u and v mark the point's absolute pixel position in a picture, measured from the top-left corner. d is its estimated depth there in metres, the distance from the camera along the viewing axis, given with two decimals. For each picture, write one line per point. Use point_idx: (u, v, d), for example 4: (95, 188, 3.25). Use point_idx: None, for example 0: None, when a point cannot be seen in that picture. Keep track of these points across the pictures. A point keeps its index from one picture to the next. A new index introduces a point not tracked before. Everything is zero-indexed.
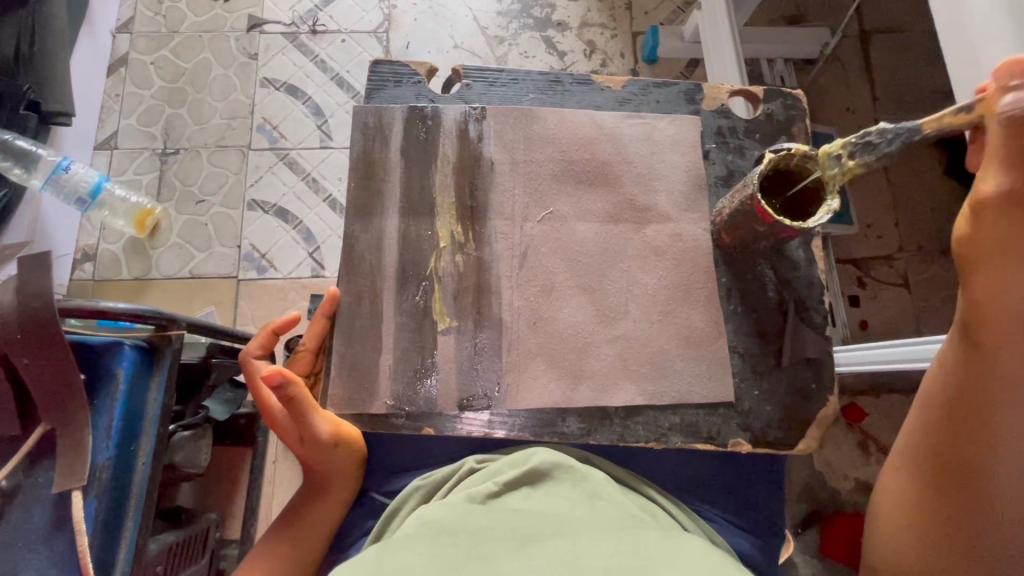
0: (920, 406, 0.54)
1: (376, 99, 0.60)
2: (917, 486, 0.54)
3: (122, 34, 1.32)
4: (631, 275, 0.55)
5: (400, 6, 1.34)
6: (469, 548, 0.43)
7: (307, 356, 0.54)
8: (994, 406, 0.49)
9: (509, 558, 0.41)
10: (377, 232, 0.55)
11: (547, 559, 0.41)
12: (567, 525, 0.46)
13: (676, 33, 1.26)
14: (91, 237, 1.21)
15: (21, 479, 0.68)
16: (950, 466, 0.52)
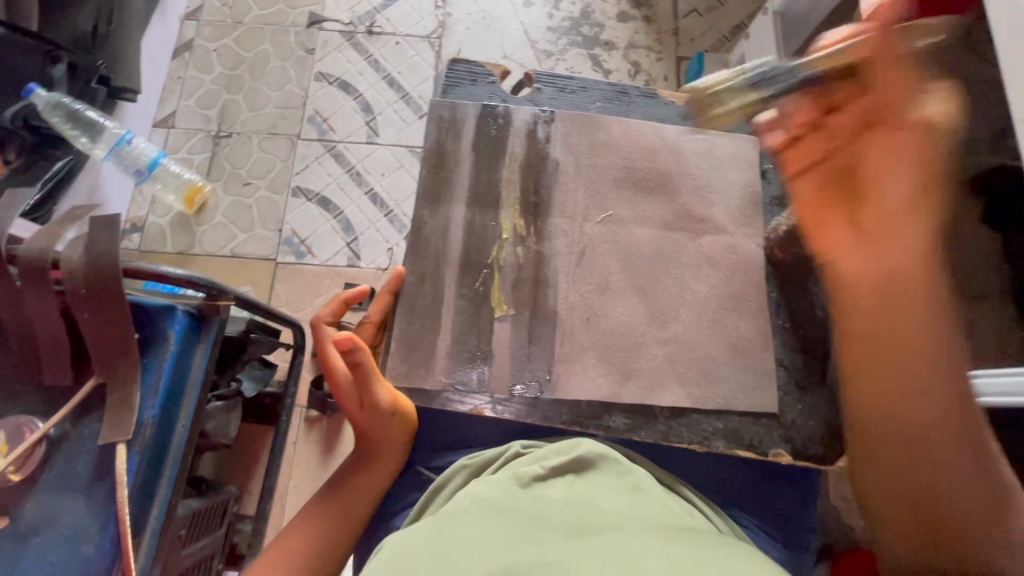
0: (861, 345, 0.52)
1: (452, 94, 0.66)
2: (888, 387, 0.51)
3: (189, 21, 1.39)
4: (684, 281, 0.59)
5: (454, 14, 1.39)
6: (523, 531, 0.44)
7: (370, 328, 0.57)
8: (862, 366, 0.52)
9: (562, 542, 0.42)
10: (444, 219, 0.59)
11: (610, 555, 0.40)
12: (617, 519, 0.46)
13: (721, 61, 1.29)
14: (141, 210, 1.25)
15: (68, 429, 0.69)
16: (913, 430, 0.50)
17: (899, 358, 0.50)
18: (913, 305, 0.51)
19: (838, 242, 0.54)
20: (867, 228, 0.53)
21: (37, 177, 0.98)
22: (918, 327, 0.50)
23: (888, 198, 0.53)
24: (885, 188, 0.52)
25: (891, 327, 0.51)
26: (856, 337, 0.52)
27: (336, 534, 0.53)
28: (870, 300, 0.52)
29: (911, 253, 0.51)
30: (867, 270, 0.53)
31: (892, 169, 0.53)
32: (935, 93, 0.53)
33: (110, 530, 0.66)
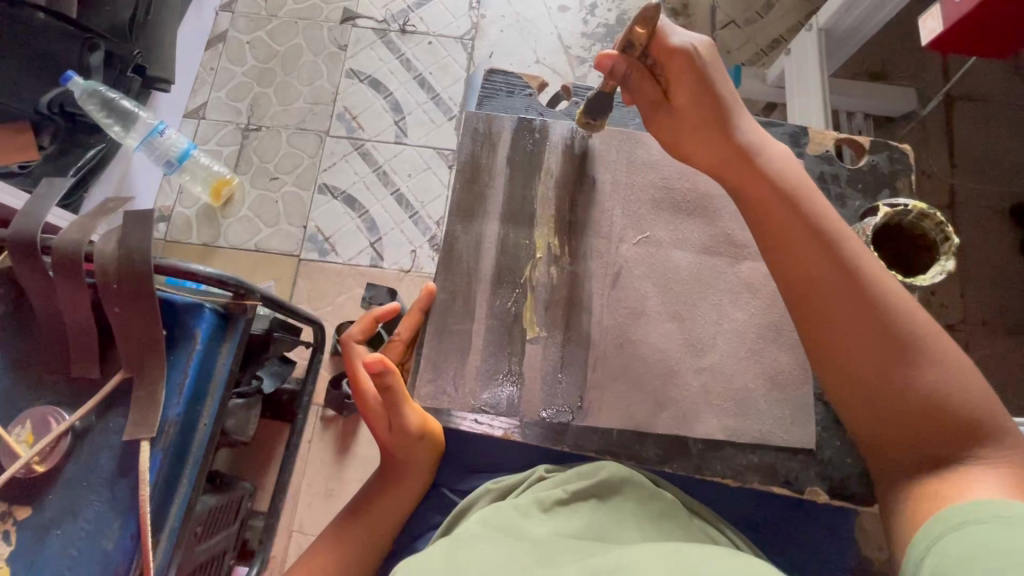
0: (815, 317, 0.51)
1: (488, 106, 0.66)
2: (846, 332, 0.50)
3: (224, 12, 1.39)
4: (722, 308, 0.57)
5: (488, 16, 1.37)
6: (537, 553, 0.43)
7: (399, 346, 0.57)
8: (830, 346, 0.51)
9: (573, 563, 0.42)
10: (477, 234, 0.59)
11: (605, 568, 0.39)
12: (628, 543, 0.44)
13: (758, 76, 1.26)
14: (168, 199, 1.25)
15: (94, 422, 0.67)
16: (871, 370, 0.49)
17: (830, 293, 0.50)
18: (802, 225, 0.52)
19: (744, 180, 0.55)
20: (748, 164, 0.54)
21: (70, 164, 0.99)
22: (828, 246, 0.51)
23: (944, 234, 0.54)
24: (944, 223, 0.54)
25: (805, 259, 0.52)
26: (790, 277, 0.52)
27: (360, 549, 0.56)
28: (773, 235, 0.53)
29: (776, 184, 0.54)
30: (764, 198, 0.54)
31: (698, 123, 0.55)
32: (684, 42, 0.52)
33: (131, 526, 0.65)
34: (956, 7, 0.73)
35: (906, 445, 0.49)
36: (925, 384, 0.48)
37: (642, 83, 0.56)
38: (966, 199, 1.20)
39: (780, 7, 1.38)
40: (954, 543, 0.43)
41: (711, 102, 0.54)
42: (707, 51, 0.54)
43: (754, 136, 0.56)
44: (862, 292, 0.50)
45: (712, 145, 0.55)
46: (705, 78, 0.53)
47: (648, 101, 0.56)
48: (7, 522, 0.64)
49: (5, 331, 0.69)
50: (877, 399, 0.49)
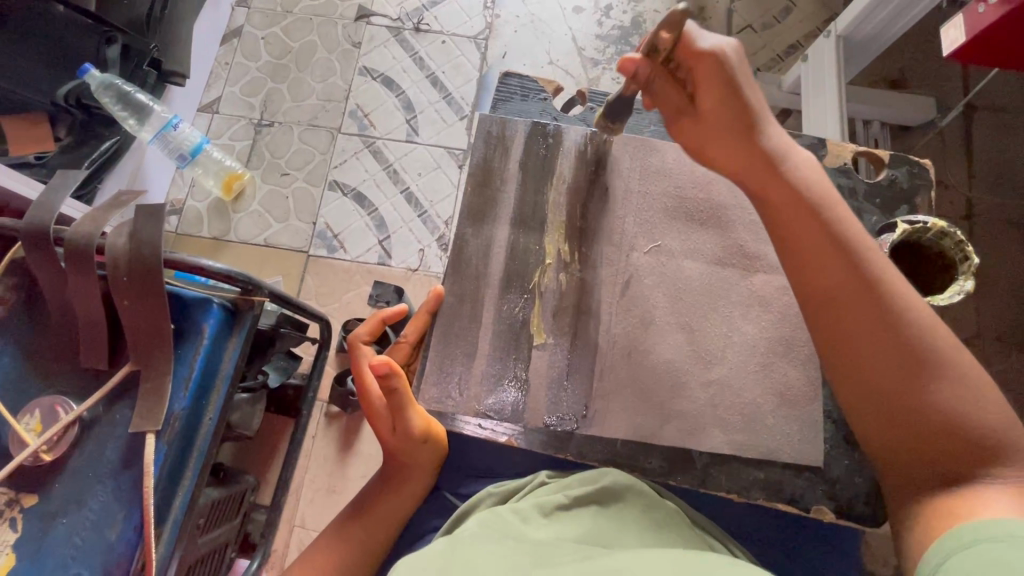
0: (829, 307, 0.51)
1: (502, 109, 0.67)
2: (863, 325, 0.49)
3: (240, 8, 1.40)
4: (732, 320, 0.57)
5: (503, 16, 1.37)
6: (536, 553, 0.43)
7: (406, 348, 0.59)
8: (843, 338, 0.50)
9: (573, 562, 0.42)
10: (487, 239, 0.60)
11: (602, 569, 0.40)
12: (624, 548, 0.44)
13: (773, 82, 1.24)
14: (180, 192, 1.26)
15: (101, 413, 0.68)
16: (889, 385, 0.49)
17: (850, 306, 0.50)
18: (824, 236, 0.51)
19: (766, 189, 0.53)
20: (771, 172, 0.53)
21: (86, 155, 1.01)
22: (851, 258, 0.50)
23: (964, 253, 0.54)
24: (964, 243, 0.53)
25: (827, 270, 0.51)
26: (811, 288, 0.51)
27: (360, 552, 0.57)
28: (793, 247, 0.52)
29: (799, 193, 0.52)
30: (786, 208, 0.52)
31: (719, 131, 0.53)
32: (712, 45, 0.51)
33: (135, 518, 0.65)
34: (978, 19, 0.72)
35: (919, 462, 0.48)
36: (942, 403, 0.47)
37: (664, 85, 0.55)
38: (983, 211, 1.18)
39: (798, 13, 1.36)
40: (964, 560, 0.43)
41: (736, 110, 0.53)
42: (734, 57, 0.52)
43: (781, 142, 0.54)
44: (885, 306, 0.49)
45: (734, 153, 0.54)
46: (732, 85, 0.52)
47: (672, 105, 0.56)
48: (15, 509, 0.65)
49: (17, 320, 0.70)
50: (893, 414, 0.49)
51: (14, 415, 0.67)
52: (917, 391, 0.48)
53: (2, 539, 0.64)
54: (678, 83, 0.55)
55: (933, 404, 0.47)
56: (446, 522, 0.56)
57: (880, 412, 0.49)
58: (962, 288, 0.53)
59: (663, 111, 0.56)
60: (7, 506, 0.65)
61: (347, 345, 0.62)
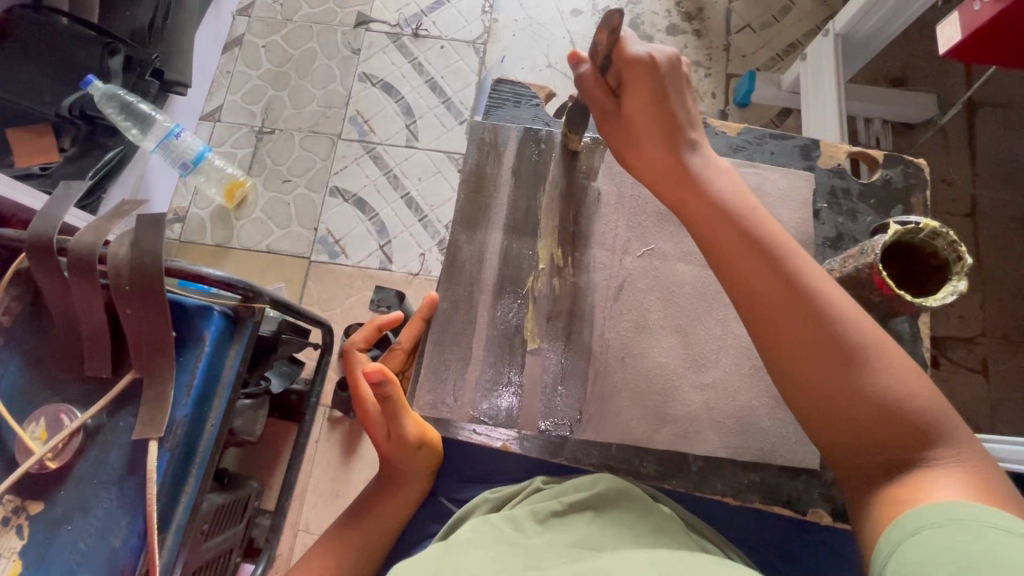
0: (749, 298, 0.50)
1: (496, 115, 0.67)
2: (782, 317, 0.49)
3: (241, 16, 1.41)
4: (726, 324, 0.57)
5: (501, 20, 1.37)
6: (526, 558, 0.44)
7: (401, 354, 0.60)
8: (764, 329, 0.50)
9: (563, 566, 0.42)
10: (481, 244, 0.61)
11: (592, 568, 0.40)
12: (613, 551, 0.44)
13: (773, 81, 1.24)
14: (184, 201, 1.27)
15: (105, 420, 0.69)
16: (812, 378, 0.48)
17: (775, 303, 0.49)
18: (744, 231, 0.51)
19: (688, 190, 0.54)
20: (690, 176, 0.54)
21: (91, 165, 1.00)
22: (772, 255, 0.50)
23: (958, 254, 0.53)
24: (958, 243, 0.53)
25: (749, 268, 0.50)
26: (737, 288, 0.51)
27: (360, 558, 0.57)
28: (719, 240, 0.52)
29: (718, 194, 0.53)
30: (707, 208, 0.53)
31: (644, 137, 0.55)
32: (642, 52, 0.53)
33: (138, 525, 0.66)
34: (974, 16, 0.72)
35: (865, 450, 0.47)
36: (868, 390, 0.47)
37: (595, 91, 0.56)
38: (987, 208, 1.17)
39: (797, 11, 1.36)
40: (913, 547, 0.41)
41: (666, 114, 0.54)
42: (666, 64, 0.54)
43: (699, 147, 0.55)
44: (808, 301, 0.48)
45: (663, 155, 0.55)
46: (654, 91, 0.54)
47: (601, 109, 0.57)
48: (21, 516, 0.66)
49: (22, 329, 0.71)
50: (825, 408, 0.48)
51: (20, 422, 0.69)
52: (837, 379, 0.47)
53: (8, 545, 0.65)
54: (608, 91, 0.56)
55: (852, 394, 0.47)
56: (446, 528, 0.57)
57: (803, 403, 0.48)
58: (956, 290, 0.53)
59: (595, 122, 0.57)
60: (13, 513, 0.66)
61: (343, 352, 0.63)
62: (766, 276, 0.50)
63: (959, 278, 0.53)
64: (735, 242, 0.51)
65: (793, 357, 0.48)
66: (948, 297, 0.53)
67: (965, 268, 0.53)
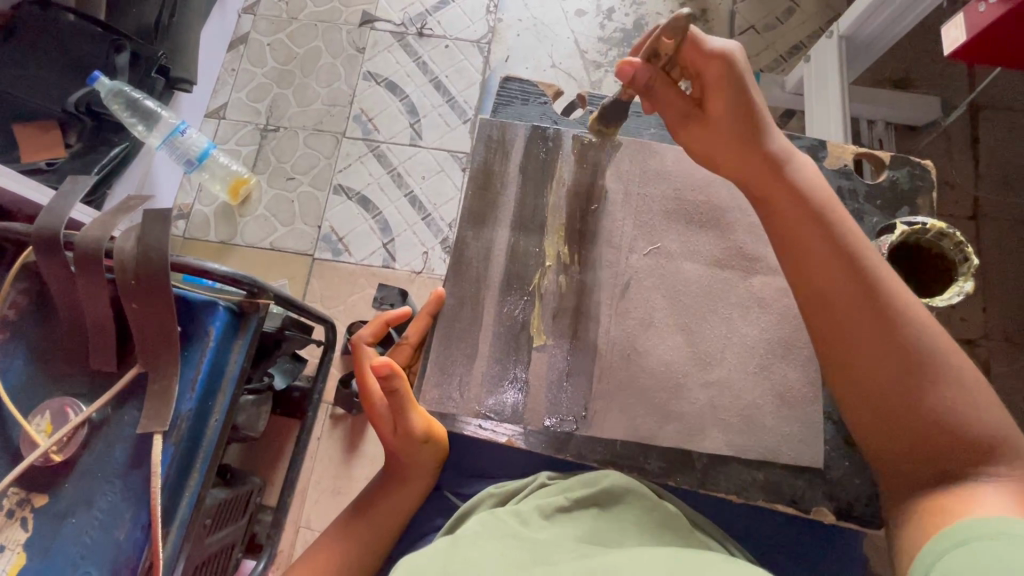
0: (819, 294, 0.52)
1: (503, 113, 0.68)
2: (855, 317, 0.50)
3: (247, 15, 1.42)
4: (731, 322, 0.58)
5: (506, 20, 1.37)
6: (533, 552, 0.44)
7: (408, 349, 0.60)
8: (834, 324, 0.51)
9: (571, 561, 0.42)
10: (487, 241, 0.61)
11: (601, 564, 0.40)
12: (620, 547, 0.44)
13: (777, 82, 1.24)
14: (188, 197, 1.28)
15: (110, 414, 0.69)
16: (879, 376, 0.49)
17: (846, 303, 0.51)
18: (816, 230, 0.53)
19: (774, 189, 0.55)
20: (778, 174, 0.55)
21: (94, 162, 1.00)
22: (852, 259, 0.51)
23: (964, 254, 0.54)
24: (964, 244, 0.53)
25: (823, 266, 0.52)
26: (807, 284, 0.53)
27: (364, 553, 0.57)
28: (791, 243, 0.53)
29: (803, 196, 0.54)
30: (788, 209, 0.54)
31: (728, 135, 0.55)
32: (720, 48, 0.53)
33: (142, 519, 0.66)
34: (980, 18, 0.72)
35: (917, 449, 0.48)
36: (935, 397, 0.48)
37: (670, 92, 0.56)
38: (990, 211, 1.17)
39: (801, 13, 1.36)
40: (956, 558, 0.43)
41: (747, 110, 0.55)
42: (743, 59, 0.54)
43: (785, 146, 0.56)
44: (879, 304, 0.50)
45: (739, 153, 0.55)
46: (742, 88, 0.54)
47: (676, 108, 0.56)
48: (26, 509, 0.66)
49: (28, 322, 0.71)
50: (887, 412, 0.49)
51: (26, 415, 0.69)
52: (905, 383, 0.49)
53: (14, 538, 0.65)
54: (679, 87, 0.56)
55: (919, 398, 0.48)
56: (448, 522, 0.57)
57: (870, 401, 0.50)
58: (961, 291, 0.53)
59: (668, 118, 0.57)
60: (18, 505, 0.66)
61: (352, 346, 0.64)
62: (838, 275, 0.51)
63: (965, 279, 0.54)
64: (807, 242, 0.53)
65: (864, 355, 0.50)
66: (953, 299, 0.53)
67: (971, 269, 0.53)
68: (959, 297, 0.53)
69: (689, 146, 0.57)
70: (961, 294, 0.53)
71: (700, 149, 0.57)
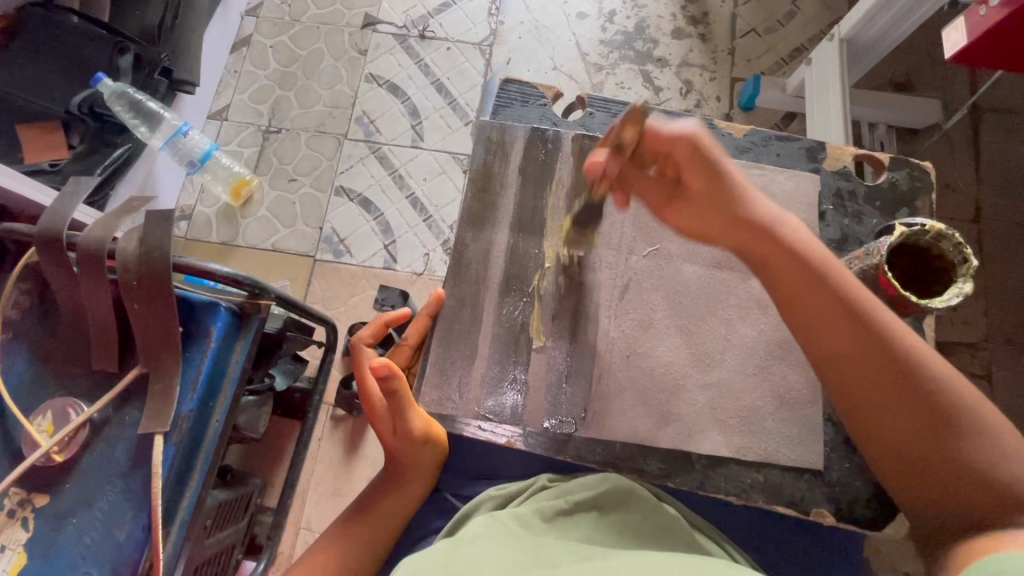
0: (836, 367, 0.52)
1: (503, 115, 0.68)
2: (874, 390, 0.50)
3: (249, 17, 1.42)
4: (731, 324, 0.58)
5: (507, 23, 1.38)
6: (535, 554, 0.44)
7: (407, 350, 0.60)
8: (853, 400, 0.51)
9: (573, 563, 0.42)
10: (487, 243, 0.61)
11: (605, 568, 0.40)
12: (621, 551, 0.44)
13: (777, 85, 1.24)
14: (190, 199, 1.28)
15: (110, 415, 0.69)
16: (904, 446, 0.50)
17: (865, 376, 0.50)
18: (829, 298, 0.52)
19: (772, 259, 0.53)
20: (778, 244, 0.53)
21: (98, 162, 1.01)
22: (864, 324, 0.50)
23: (963, 255, 0.54)
24: (963, 245, 0.54)
25: (834, 335, 0.51)
26: (819, 353, 0.52)
27: (362, 554, 0.57)
28: (804, 311, 0.53)
29: (800, 258, 0.52)
30: (790, 274, 0.53)
31: (715, 215, 0.54)
32: (681, 134, 0.51)
33: (143, 519, 0.66)
34: (979, 21, 0.72)
35: (947, 503, 0.49)
36: (960, 456, 0.48)
37: (645, 182, 0.55)
38: (991, 214, 1.17)
39: (802, 16, 1.36)
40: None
41: (727, 185, 0.53)
42: (703, 137, 0.51)
43: (773, 209, 0.54)
44: (896, 371, 0.50)
45: (737, 224, 0.53)
46: (713, 164, 0.52)
47: (655, 194, 0.55)
48: (26, 509, 0.66)
49: (30, 323, 0.72)
50: (917, 478, 0.50)
51: (27, 415, 0.69)
52: (928, 447, 0.49)
53: (14, 538, 0.65)
54: (652, 176, 0.55)
55: (946, 460, 0.48)
56: (447, 523, 0.57)
57: (903, 476, 0.50)
58: (961, 292, 0.53)
59: (649, 201, 0.56)
60: (19, 505, 0.66)
61: (351, 347, 0.63)
62: (852, 347, 0.51)
63: (963, 280, 0.54)
64: (821, 311, 0.52)
65: (890, 430, 0.50)
66: (951, 300, 0.53)
67: (969, 271, 0.53)
68: (958, 299, 0.53)
69: (674, 228, 0.55)
70: (960, 295, 0.53)
71: (688, 225, 0.55)
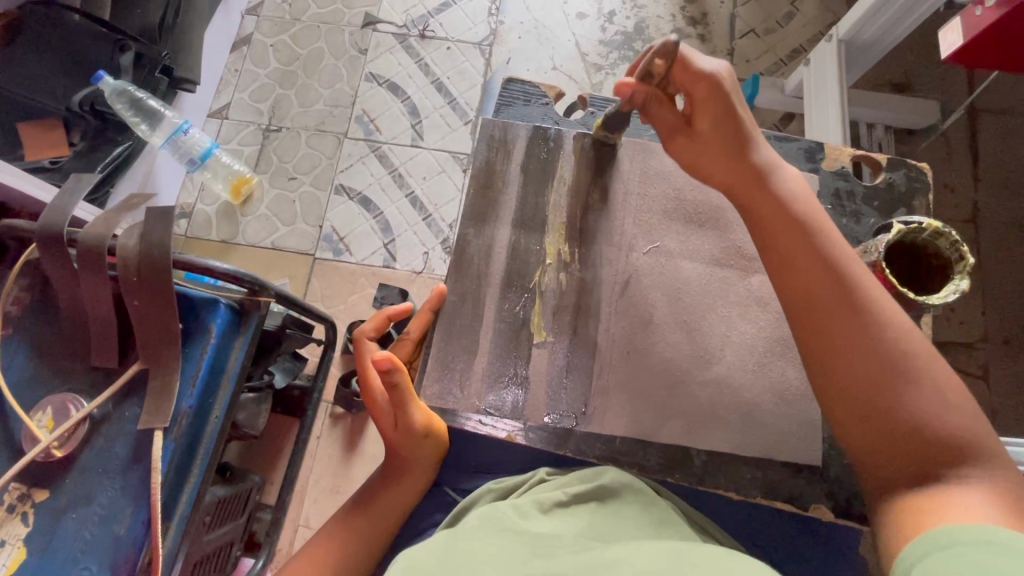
0: (799, 300, 0.52)
1: (504, 113, 0.68)
2: (832, 323, 0.51)
3: (250, 16, 1.43)
4: (730, 320, 0.58)
5: (507, 23, 1.38)
6: (533, 545, 0.44)
7: (409, 344, 0.60)
8: (815, 333, 0.51)
9: (573, 554, 0.42)
10: (487, 239, 0.61)
11: (603, 559, 0.40)
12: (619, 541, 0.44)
13: (776, 85, 1.25)
14: (190, 197, 1.28)
15: (110, 410, 0.69)
16: (859, 386, 0.49)
17: (829, 308, 0.51)
18: (801, 238, 0.53)
19: (754, 198, 0.55)
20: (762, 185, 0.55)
21: (99, 160, 1.01)
22: (836, 270, 0.51)
23: (960, 253, 0.54)
24: (959, 243, 0.54)
25: (804, 275, 0.52)
26: (790, 294, 0.53)
27: (362, 548, 0.58)
28: (777, 249, 0.54)
29: (786, 206, 0.54)
30: (771, 214, 0.54)
31: (715, 147, 0.56)
32: (710, 67, 0.54)
33: (143, 514, 0.66)
34: (977, 22, 0.73)
35: (901, 457, 0.48)
36: (914, 408, 0.48)
37: (660, 113, 0.57)
38: (989, 215, 1.17)
39: (801, 17, 1.37)
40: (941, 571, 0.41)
41: (733, 127, 0.55)
42: (729, 79, 0.55)
43: (770, 159, 0.56)
44: (859, 310, 0.50)
45: (731, 162, 0.56)
46: (728, 105, 0.55)
47: (668, 123, 0.57)
48: (26, 504, 0.66)
49: (31, 318, 0.72)
50: (872, 425, 0.49)
51: (28, 411, 0.69)
52: (886, 392, 0.48)
53: (14, 533, 0.65)
54: (669, 107, 0.57)
55: (904, 410, 0.48)
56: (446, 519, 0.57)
57: (860, 418, 0.49)
58: (958, 290, 0.53)
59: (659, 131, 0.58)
60: (19, 501, 0.66)
61: (351, 341, 0.64)
62: (817, 282, 0.51)
63: (960, 278, 0.54)
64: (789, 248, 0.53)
65: (849, 362, 0.50)
66: (947, 298, 0.53)
67: (965, 270, 0.54)
68: (953, 297, 0.53)
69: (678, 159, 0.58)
70: (956, 293, 0.53)
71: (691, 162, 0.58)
